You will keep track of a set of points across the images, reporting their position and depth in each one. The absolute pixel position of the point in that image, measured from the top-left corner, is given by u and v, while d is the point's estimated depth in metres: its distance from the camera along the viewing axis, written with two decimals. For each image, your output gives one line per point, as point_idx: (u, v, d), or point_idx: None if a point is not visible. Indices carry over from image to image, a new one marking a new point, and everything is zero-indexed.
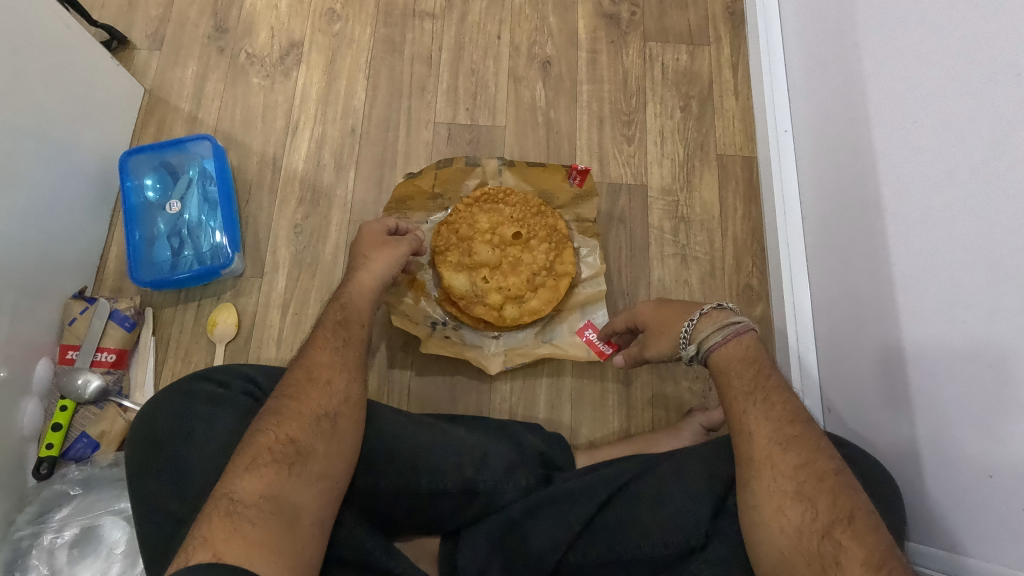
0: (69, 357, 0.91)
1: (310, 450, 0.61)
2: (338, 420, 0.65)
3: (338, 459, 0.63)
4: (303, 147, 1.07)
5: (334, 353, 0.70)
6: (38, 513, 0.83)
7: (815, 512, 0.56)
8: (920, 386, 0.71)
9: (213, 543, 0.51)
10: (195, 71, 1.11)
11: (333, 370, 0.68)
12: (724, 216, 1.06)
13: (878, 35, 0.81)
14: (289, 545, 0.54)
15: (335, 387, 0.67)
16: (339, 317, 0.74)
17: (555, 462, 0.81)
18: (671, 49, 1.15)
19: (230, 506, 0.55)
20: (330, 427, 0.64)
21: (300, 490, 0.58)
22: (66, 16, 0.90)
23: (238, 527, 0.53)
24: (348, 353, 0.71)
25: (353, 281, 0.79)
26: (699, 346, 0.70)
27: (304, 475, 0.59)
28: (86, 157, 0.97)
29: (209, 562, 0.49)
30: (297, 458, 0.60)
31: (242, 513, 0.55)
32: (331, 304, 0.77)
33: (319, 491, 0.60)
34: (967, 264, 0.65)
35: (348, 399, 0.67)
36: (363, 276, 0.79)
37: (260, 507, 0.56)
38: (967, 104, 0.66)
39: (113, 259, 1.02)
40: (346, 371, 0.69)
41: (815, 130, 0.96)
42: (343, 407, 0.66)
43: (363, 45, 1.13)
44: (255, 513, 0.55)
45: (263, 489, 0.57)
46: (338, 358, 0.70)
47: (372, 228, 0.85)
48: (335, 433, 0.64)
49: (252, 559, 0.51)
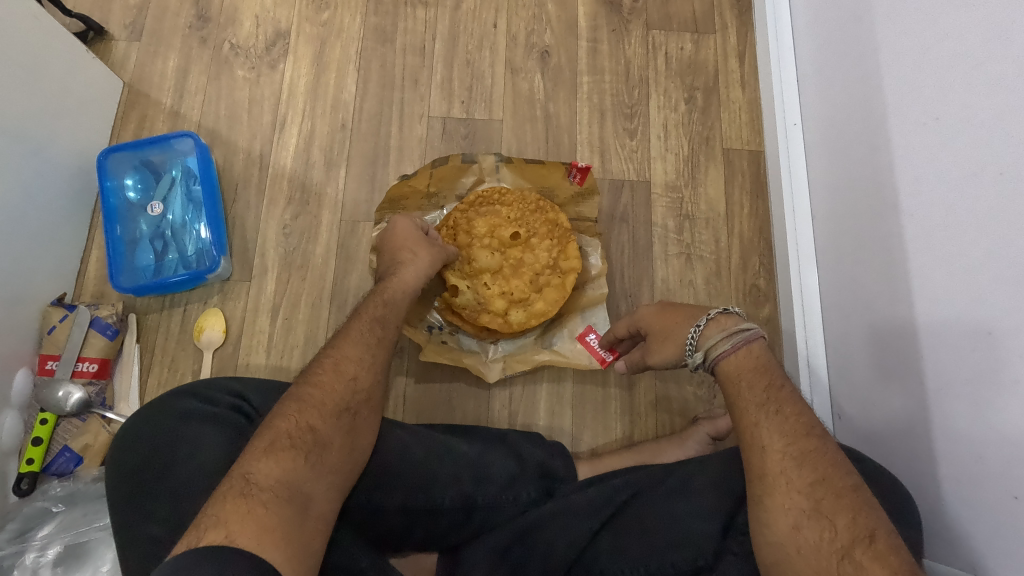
0: (49, 368, 0.87)
1: (328, 441, 0.58)
2: (357, 418, 0.61)
3: (351, 456, 0.60)
4: (292, 143, 1.03)
5: (365, 350, 0.66)
6: (20, 531, 0.80)
7: (834, 531, 0.53)
8: (939, 394, 0.68)
9: (225, 524, 0.48)
10: (176, 63, 1.06)
11: (361, 366, 0.64)
12: (730, 214, 1.02)
13: (896, 23, 0.77)
14: (297, 535, 0.51)
15: (360, 384, 0.63)
16: (378, 313, 0.71)
17: (557, 472, 0.78)
18: (674, 38, 1.10)
19: (244, 488, 0.52)
20: (349, 423, 0.61)
21: (312, 480, 0.55)
22: (35, 5, 0.84)
23: (251, 510, 0.50)
24: (379, 353, 0.67)
25: (391, 278, 0.76)
26: (706, 354, 0.66)
27: (319, 466, 0.56)
28: (64, 154, 0.93)
29: (221, 544, 0.46)
30: (313, 448, 0.57)
31: (257, 495, 0.51)
32: (370, 298, 0.73)
33: (329, 485, 0.57)
34: (993, 270, 0.61)
35: (369, 398, 0.63)
36: (406, 273, 0.77)
37: (274, 492, 0.52)
38: (994, 99, 0.62)
39: (94, 262, 0.98)
40: (372, 371, 0.65)
41: (827, 122, 0.92)
42: (363, 405, 0.63)
43: (353, 35, 1.08)
44: (269, 498, 0.51)
45: (279, 474, 0.54)
46: (369, 355, 0.66)
47: (404, 225, 0.83)
48: (353, 430, 0.61)
49: (264, 544, 0.48)
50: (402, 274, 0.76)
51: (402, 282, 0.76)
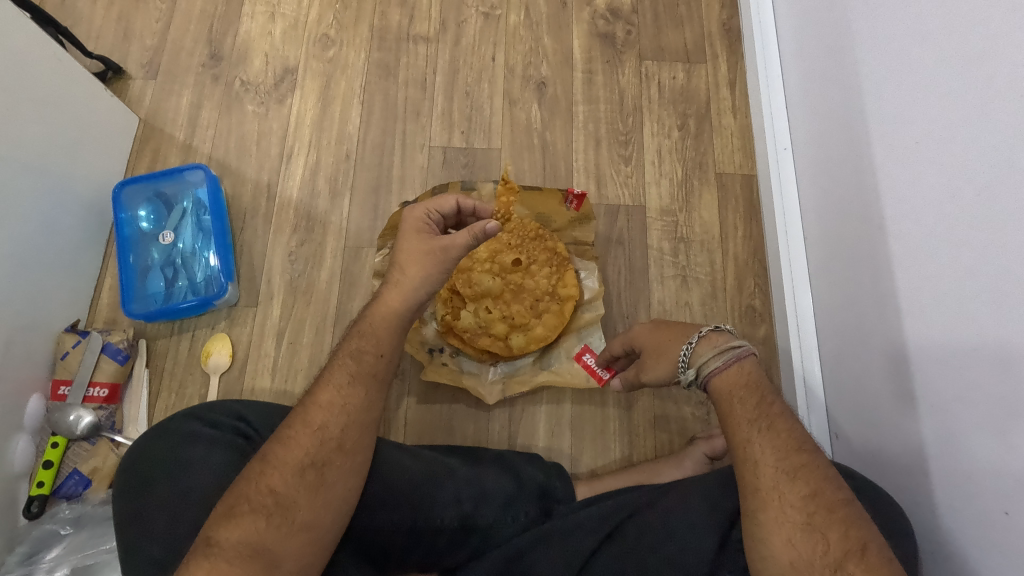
0: (61, 393, 0.90)
1: (291, 501, 0.57)
2: (326, 470, 0.59)
3: (325, 510, 0.58)
4: (298, 174, 1.07)
5: (336, 394, 0.63)
6: (28, 553, 0.82)
7: (826, 544, 0.54)
8: (931, 414, 0.69)
9: None
10: (190, 100, 1.11)
11: (331, 414, 0.62)
12: (725, 236, 1.05)
13: (875, 54, 0.80)
14: None
15: (329, 433, 0.61)
16: (355, 349, 0.66)
17: (556, 492, 0.79)
18: (667, 67, 1.14)
19: (207, 550, 0.54)
20: (317, 478, 0.59)
21: (279, 540, 0.55)
22: (59, 48, 0.90)
23: (215, 567, 0.53)
24: (355, 392, 0.63)
25: (378, 303, 0.69)
26: (698, 371, 0.68)
27: (285, 526, 0.56)
28: (82, 187, 0.97)
29: None
30: (277, 509, 0.57)
31: (220, 554, 0.54)
32: (353, 332, 0.68)
33: (302, 543, 0.56)
34: (974, 290, 0.63)
35: (341, 446, 0.61)
36: (390, 296, 0.68)
37: (238, 550, 0.54)
38: (970, 123, 0.64)
39: (107, 290, 1.01)
40: (344, 416, 0.62)
41: (814, 147, 0.95)
42: (334, 455, 0.60)
43: (358, 70, 1.13)
44: (233, 555, 0.54)
45: (242, 536, 0.55)
46: (339, 399, 0.62)
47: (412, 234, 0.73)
48: (322, 485, 0.59)
49: None
50: (386, 298, 0.69)
51: (386, 308, 0.68)
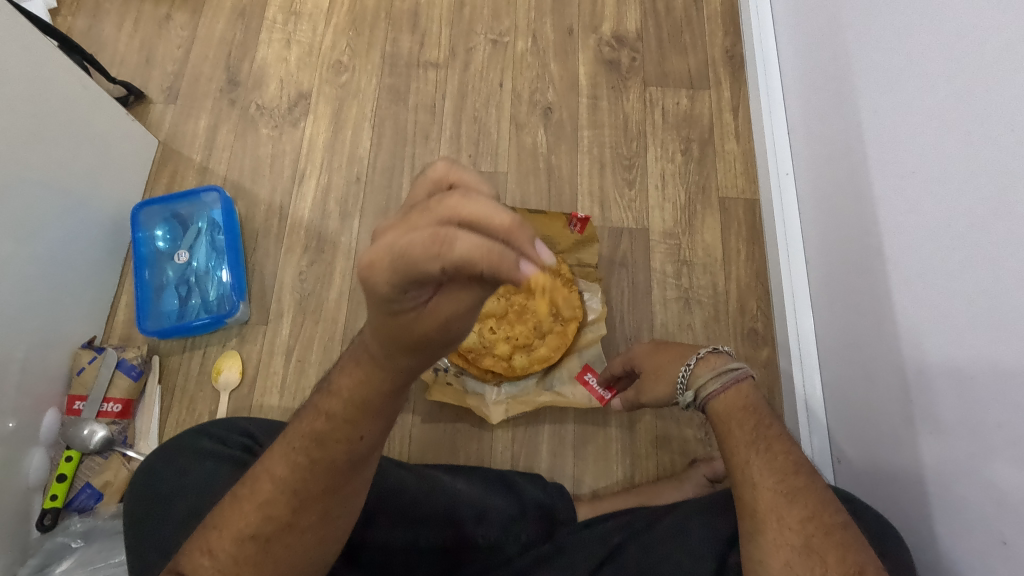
0: (77, 408, 0.93)
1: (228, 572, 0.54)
2: (268, 546, 0.55)
3: None
4: (309, 196, 1.10)
5: (289, 468, 0.56)
6: (40, 565, 0.83)
7: (825, 567, 0.53)
8: (930, 441, 0.69)
9: None
10: (207, 123, 1.15)
11: (280, 487, 0.56)
12: (727, 259, 1.06)
13: (872, 84, 0.82)
14: None
15: (276, 508, 0.56)
16: (322, 424, 0.56)
17: (556, 513, 0.79)
18: (671, 93, 1.16)
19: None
20: (257, 553, 0.55)
21: None
22: (83, 76, 0.94)
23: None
24: (311, 473, 0.56)
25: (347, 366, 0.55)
26: (697, 393, 0.69)
27: None
28: (102, 208, 1.01)
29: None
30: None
31: None
32: (327, 397, 0.56)
33: None
34: (972, 318, 0.63)
35: (288, 524, 0.55)
36: (363, 370, 0.53)
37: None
38: (964, 154, 0.65)
39: (123, 307, 1.04)
40: (293, 494, 0.56)
41: (815, 172, 0.96)
42: (280, 531, 0.55)
43: (369, 95, 1.16)
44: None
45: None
46: (292, 474, 0.56)
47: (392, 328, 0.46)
48: (262, 561, 0.55)
49: None
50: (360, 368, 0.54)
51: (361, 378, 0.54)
